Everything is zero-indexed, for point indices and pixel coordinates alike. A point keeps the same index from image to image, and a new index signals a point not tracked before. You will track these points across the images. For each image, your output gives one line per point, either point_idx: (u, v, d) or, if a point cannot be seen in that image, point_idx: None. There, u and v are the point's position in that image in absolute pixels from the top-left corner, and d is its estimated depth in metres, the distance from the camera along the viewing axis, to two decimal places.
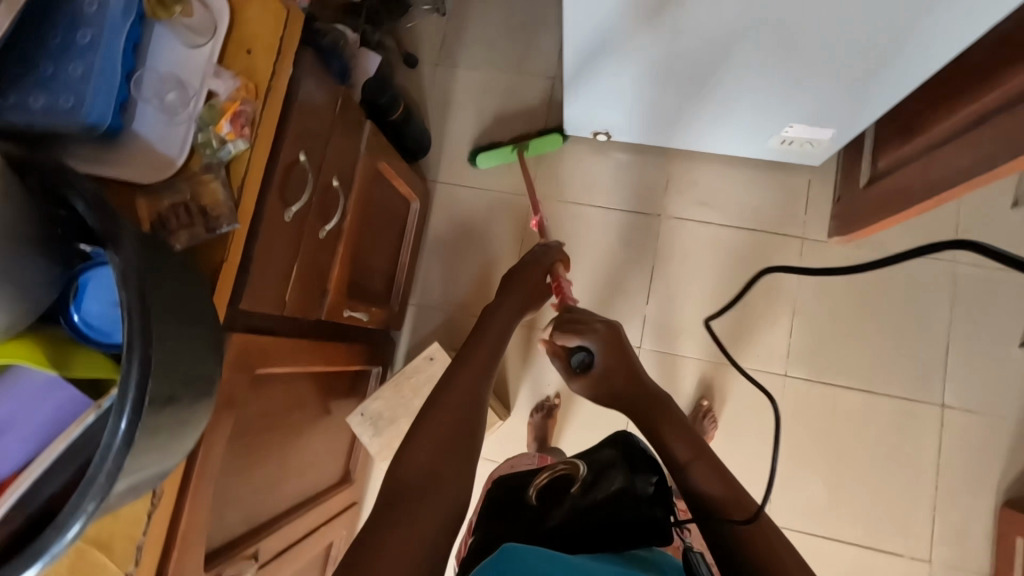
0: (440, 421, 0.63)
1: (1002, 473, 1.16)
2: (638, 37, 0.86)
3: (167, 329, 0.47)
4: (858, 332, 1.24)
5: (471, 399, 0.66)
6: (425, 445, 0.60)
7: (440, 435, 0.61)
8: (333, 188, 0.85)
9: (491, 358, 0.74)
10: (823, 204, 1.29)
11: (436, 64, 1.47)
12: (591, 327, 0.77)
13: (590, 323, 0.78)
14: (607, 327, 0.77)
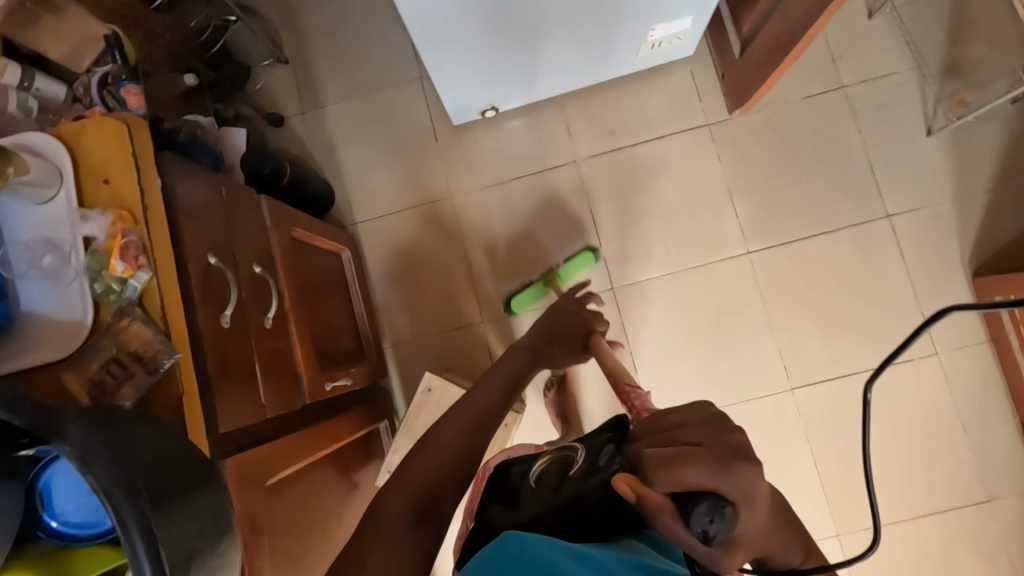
0: (432, 460, 0.62)
1: (960, 251, 1.24)
2: None
3: (159, 492, 0.44)
4: (791, 185, 1.29)
5: (467, 443, 0.65)
6: (410, 484, 0.59)
7: (430, 476, 0.60)
8: (258, 274, 0.82)
9: (507, 395, 0.76)
10: (713, 86, 1.33)
11: (302, 112, 1.42)
12: (726, 451, 0.41)
13: (719, 446, 0.41)
14: (733, 441, 0.42)
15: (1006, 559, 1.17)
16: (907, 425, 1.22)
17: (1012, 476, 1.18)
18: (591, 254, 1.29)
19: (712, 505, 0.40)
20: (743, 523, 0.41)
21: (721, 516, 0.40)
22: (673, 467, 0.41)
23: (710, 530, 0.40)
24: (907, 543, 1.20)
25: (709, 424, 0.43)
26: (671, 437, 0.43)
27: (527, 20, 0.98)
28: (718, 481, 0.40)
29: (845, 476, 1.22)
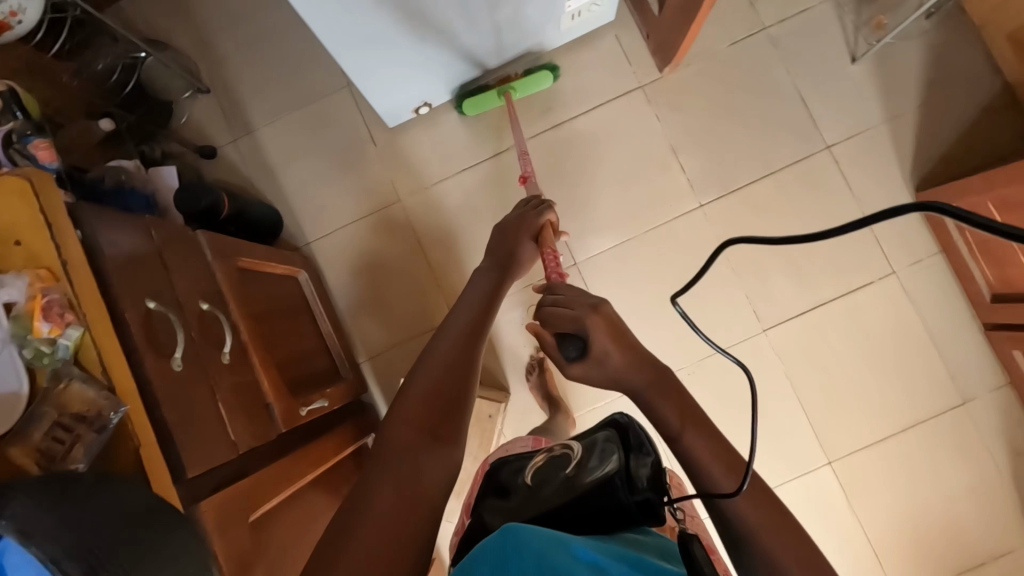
0: (427, 389, 0.60)
1: (900, 169, 1.27)
2: None
3: (109, 551, 0.47)
4: (731, 133, 1.31)
5: (460, 363, 0.63)
6: (411, 419, 0.57)
7: (427, 405, 0.58)
8: (207, 310, 0.80)
9: (485, 312, 0.73)
10: (640, 48, 1.33)
11: (233, 140, 1.38)
12: (584, 312, 0.63)
13: (580, 304, 0.64)
14: (597, 309, 0.63)
15: (986, 455, 1.22)
16: (877, 345, 1.25)
17: (981, 375, 1.23)
18: (546, 71, 1.26)
19: (573, 340, 0.62)
20: (595, 353, 0.61)
21: (576, 346, 0.62)
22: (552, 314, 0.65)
23: (570, 351, 0.63)
24: (895, 457, 1.24)
25: (589, 301, 0.65)
26: (561, 298, 0.66)
27: (435, 15, 0.98)
28: (577, 325, 0.63)
29: (828, 404, 1.25)
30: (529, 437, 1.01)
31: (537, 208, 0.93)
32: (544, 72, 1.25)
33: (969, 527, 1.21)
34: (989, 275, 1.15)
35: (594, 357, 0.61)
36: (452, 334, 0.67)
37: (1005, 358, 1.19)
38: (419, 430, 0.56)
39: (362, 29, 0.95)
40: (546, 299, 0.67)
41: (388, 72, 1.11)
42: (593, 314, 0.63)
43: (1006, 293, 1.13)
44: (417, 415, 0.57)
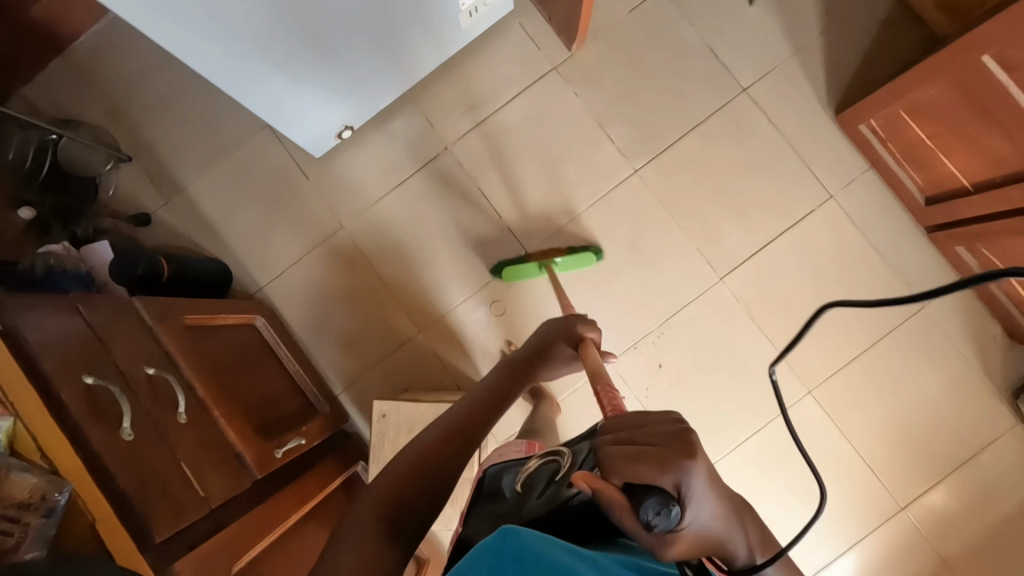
0: (423, 452, 0.61)
1: (818, 95, 1.30)
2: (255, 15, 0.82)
3: None
4: (649, 95, 1.32)
5: (461, 440, 0.63)
6: (400, 479, 0.58)
7: (420, 468, 0.59)
8: (154, 375, 0.78)
9: (500, 398, 0.73)
10: (547, 31, 1.35)
11: (166, 202, 1.37)
12: (674, 460, 0.45)
13: (662, 450, 0.47)
14: (688, 445, 0.46)
15: (955, 353, 1.25)
16: (831, 270, 1.28)
17: (935, 277, 1.26)
18: (591, 254, 1.26)
19: (660, 501, 0.44)
20: (687, 520, 0.45)
21: (668, 513, 0.44)
22: (629, 463, 0.46)
23: (655, 523, 0.44)
24: (870, 373, 1.26)
25: (665, 432, 0.48)
26: (622, 434, 0.50)
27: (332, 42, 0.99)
28: (659, 474, 0.45)
29: (797, 337, 1.28)
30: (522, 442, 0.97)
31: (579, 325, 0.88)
32: (587, 254, 1.25)
33: (954, 425, 1.24)
34: (918, 179, 1.19)
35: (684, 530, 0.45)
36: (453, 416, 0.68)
37: (952, 256, 1.22)
38: (402, 502, 0.56)
39: (258, 66, 0.93)
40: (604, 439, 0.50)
41: (300, 102, 1.10)
42: (688, 458, 0.46)
43: (937, 194, 1.17)
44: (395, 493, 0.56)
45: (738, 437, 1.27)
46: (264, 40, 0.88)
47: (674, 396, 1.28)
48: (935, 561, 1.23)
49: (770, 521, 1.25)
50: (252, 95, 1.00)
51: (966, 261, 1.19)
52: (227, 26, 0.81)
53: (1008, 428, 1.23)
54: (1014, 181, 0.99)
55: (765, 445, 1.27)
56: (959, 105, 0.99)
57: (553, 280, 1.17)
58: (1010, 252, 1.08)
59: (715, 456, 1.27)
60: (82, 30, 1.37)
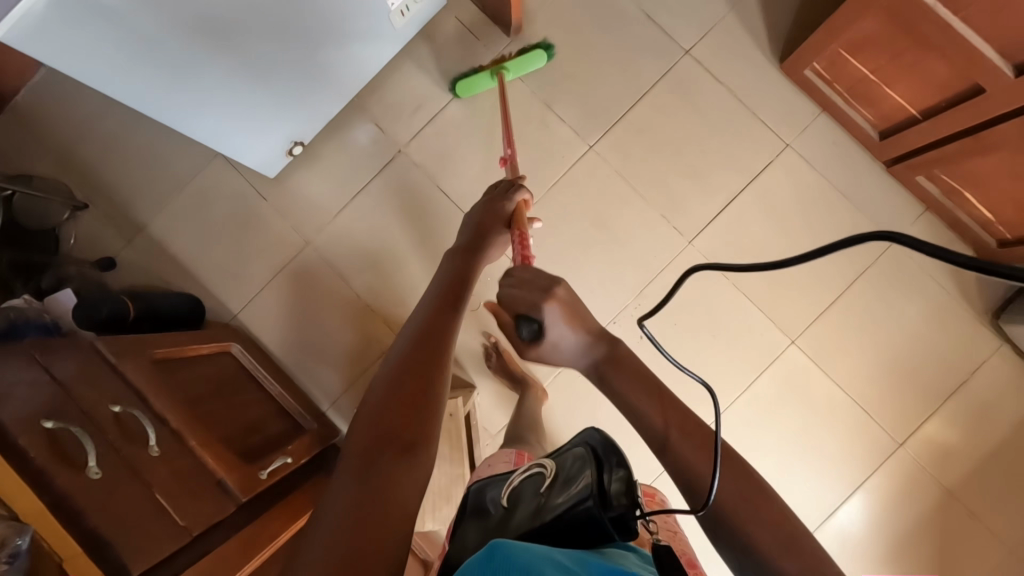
0: (392, 389, 0.59)
1: (762, 48, 1.29)
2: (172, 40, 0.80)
3: None
4: (593, 71, 1.32)
5: (430, 363, 0.62)
6: (376, 421, 0.56)
7: (394, 404, 0.57)
8: (120, 413, 0.77)
9: (453, 296, 0.73)
10: (483, 21, 1.34)
11: (128, 243, 1.37)
12: (540, 294, 0.63)
13: (536, 287, 0.64)
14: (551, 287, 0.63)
15: (932, 283, 1.25)
16: (797, 218, 1.28)
17: (900, 211, 1.26)
18: (541, 51, 1.27)
19: (529, 323, 0.62)
20: (552, 335, 0.63)
21: (532, 327, 0.63)
22: (517, 302, 0.63)
23: (525, 335, 0.63)
24: (850, 315, 1.26)
25: (544, 283, 0.64)
26: (519, 279, 0.65)
27: (261, 65, 0.98)
28: (533, 309, 0.63)
29: (773, 288, 1.27)
30: (512, 454, 1.00)
31: (508, 191, 0.90)
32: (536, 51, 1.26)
33: (940, 354, 1.24)
34: (869, 115, 1.18)
35: (549, 340, 0.64)
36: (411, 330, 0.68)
37: (914, 187, 1.22)
38: (383, 437, 0.54)
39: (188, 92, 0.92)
40: (503, 281, 0.65)
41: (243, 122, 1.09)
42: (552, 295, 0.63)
43: (890, 127, 1.17)
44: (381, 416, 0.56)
45: (729, 397, 1.27)
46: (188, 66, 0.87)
47: (658, 365, 1.28)
48: (939, 491, 1.23)
49: (772, 475, 1.25)
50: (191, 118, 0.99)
51: (928, 190, 1.19)
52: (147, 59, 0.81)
53: (993, 349, 1.23)
54: (959, 103, 0.99)
55: (757, 401, 1.27)
56: (893, 34, 0.99)
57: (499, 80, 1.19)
58: (967, 173, 1.08)
59: (707, 419, 1.27)
60: (21, 86, 1.36)
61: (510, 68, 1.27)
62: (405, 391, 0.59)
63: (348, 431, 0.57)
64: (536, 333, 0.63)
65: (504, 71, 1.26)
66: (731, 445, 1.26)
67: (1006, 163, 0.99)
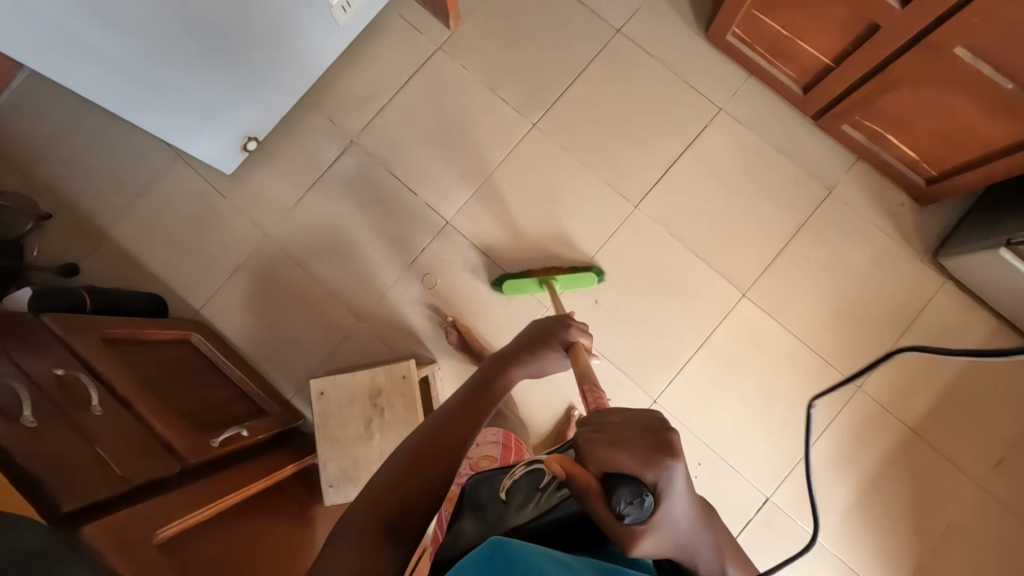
0: (395, 480, 0.59)
1: (687, 21, 1.37)
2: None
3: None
4: (532, 55, 1.39)
5: (434, 470, 0.61)
6: (378, 498, 0.58)
7: (394, 492, 0.58)
8: (64, 374, 0.79)
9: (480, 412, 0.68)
10: (425, 17, 1.41)
11: (91, 249, 1.38)
12: (651, 459, 0.48)
13: (646, 447, 0.49)
14: (664, 445, 0.49)
15: (870, 227, 1.30)
16: (737, 176, 1.33)
17: (833, 162, 1.31)
18: (591, 275, 1.27)
19: (634, 489, 0.46)
20: (661, 515, 0.48)
21: (641, 504, 0.46)
22: (611, 454, 0.49)
23: (628, 513, 0.46)
24: (796, 264, 1.30)
25: (648, 432, 0.51)
26: (606, 431, 0.51)
27: (199, 29, 1.03)
28: (635, 470, 0.48)
29: (720, 245, 1.31)
30: (501, 432, 1.04)
31: (572, 331, 0.79)
32: (587, 275, 1.25)
33: (888, 295, 1.27)
34: (790, 72, 1.25)
35: (659, 521, 0.48)
36: (432, 423, 0.66)
37: (842, 137, 1.28)
38: (374, 521, 0.56)
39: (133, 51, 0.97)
40: (584, 427, 0.53)
41: (192, 94, 1.14)
42: (672, 458, 0.49)
43: (810, 81, 1.23)
44: (381, 500, 0.57)
45: (687, 352, 1.29)
46: (124, 12, 0.91)
47: (617, 329, 1.30)
48: (903, 429, 1.24)
49: (737, 428, 1.26)
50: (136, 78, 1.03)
51: (854, 137, 1.25)
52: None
53: (938, 286, 1.27)
54: (860, 44, 1.06)
55: (715, 355, 1.28)
56: None
57: (552, 293, 1.18)
58: (883, 113, 1.14)
59: (669, 376, 1.28)
60: None
61: (560, 280, 1.27)
62: (405, 484, 0.59)
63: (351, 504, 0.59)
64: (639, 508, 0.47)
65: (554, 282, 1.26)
66: (694, 399, 1.27)
67: (913, 97, 1.05)
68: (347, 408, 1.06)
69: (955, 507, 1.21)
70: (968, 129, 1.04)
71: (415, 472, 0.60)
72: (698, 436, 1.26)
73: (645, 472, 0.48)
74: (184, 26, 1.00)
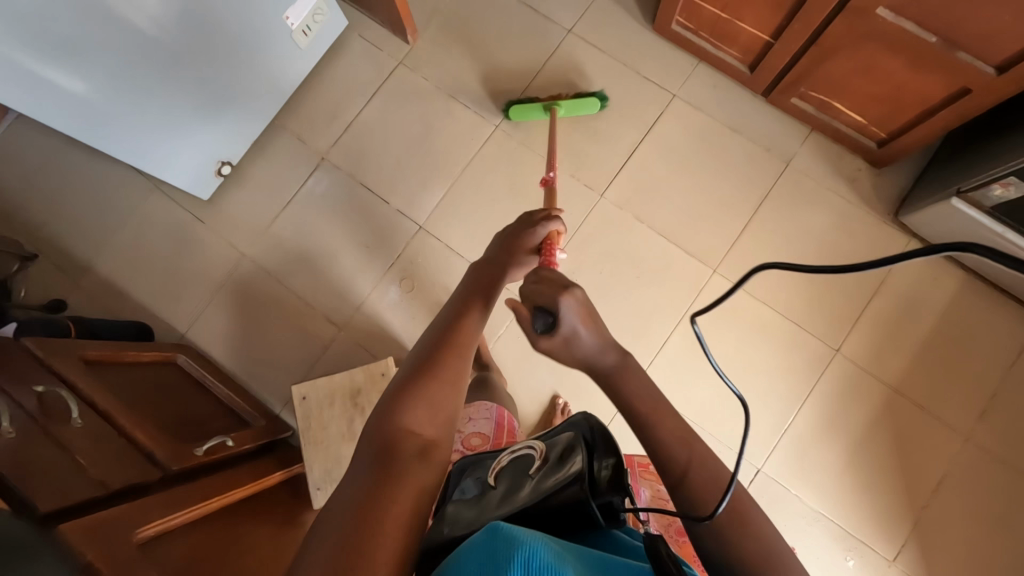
0: (411, 402, 0.60)
1: (635, 16, 1.43)
2: (68, 32, 0.92)
3: None
4: (489, 60, 1.44)
5: (449, 385, 0.63)
6: (396, 419, 0.59)
7: (415, 410, 0.60)
8: (43, 392, 0.80)
9: (474, 322, 0.70)
10: (384, 35, 1.47)
11: (76, 284, 1.41)
12: (556, 291, 0.62)
13: (559, 284, 0.64)
14: (567, 286, 0.63)
15: (830, 194, 1.33)
16: (698, 156, 1.37)
17: (788, 135, 1.35)
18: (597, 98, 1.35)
19: (542, 316, 0.62)
20: (565, 331, 0.62)
21: (546, 321, 0.62)
22: (535, 293, 0.64)
23: (539, 328, 0.62)
24: (762, 235, 1.33)
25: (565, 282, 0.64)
26: (542, 279, 0.65)
27: (161, 58, 1.08)
28: (550, 301, 0.62)
29: (687, 224, 1.34)
30: (494, 406, 1.02)
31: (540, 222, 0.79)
32: (590, 100, 1.33)
33: (856, 257, 1.30)
34: (735, 53, 1.30)
35: (562, 335, 0.62)
36: (431, 341, 0.67)
37: (794, 110, 1.32)
38: (390, 444, 0.56)
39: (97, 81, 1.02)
40: (528, 278, 0.67)
41: (161, 122, 1.19)
42: (573, 297, 0.62)
43: (754, 59, 1.28)
44: (400, 417, 0.59)
45: (664, 331, 1.31)
46: (91, 47, 0.97)
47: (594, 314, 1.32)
48: (884, 388, 1.25)
49: (719, 401, 1.28)
50: (106, 109, 1.08)
51: (804, 109, 1.29)
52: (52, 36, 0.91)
53: (903, 244, 1.29)
54: (791, 18, 1.11)
55: (692, 332, 1.30)
56: None
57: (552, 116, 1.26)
58: (825, 82, 1.18)
59: (649, 356, 1.30)
60: None
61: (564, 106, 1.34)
62: (422, 400, 0.61)
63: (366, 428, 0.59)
64: (548, 327, 0.62)
65: (558, 107, 1.33)
66: (675, 376, 1.29)
67: (851, 62, 1.09)
68: (329, 409, 1.14)
69: (945, 462, 1.21)
70: (904, 88, 1.08)
71: (428, 387, 0.62)
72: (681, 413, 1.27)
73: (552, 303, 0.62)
74: (146, 55, 1.05)
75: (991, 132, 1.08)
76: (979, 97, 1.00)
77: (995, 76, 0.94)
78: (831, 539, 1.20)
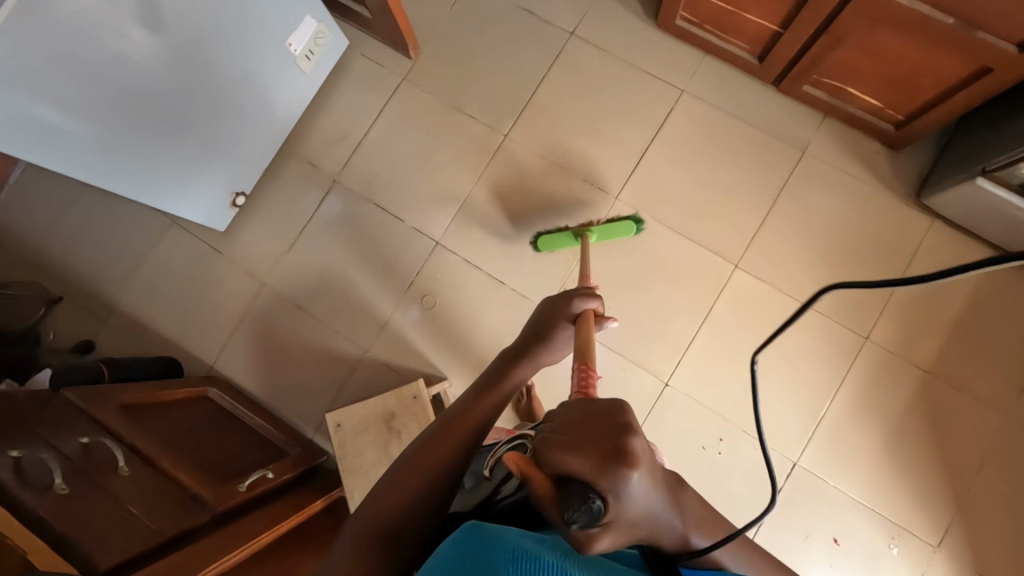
0: (413, 476, 0.61)
1: (636, 13, 1.41)
2: (76, 83, 0.91)
3: None
4: (493, 70, 1.43)
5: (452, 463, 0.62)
6: (394, 494, 0.60)
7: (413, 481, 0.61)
8: (88, 442, 0.82)
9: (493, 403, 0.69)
10: (385, 51, 1.47)
11: (102, 324, 1.43)
12: (606, 458, 0.42)
13: (600, 444, 0.43)
14: (625, 446, 0.43)
15: (849, 179, 1.31)
16: (710, 150, 1.35)
17: (801, 122, 1.34)
18: (632, 222, 1.28)
19: (584, 500, 0.40)
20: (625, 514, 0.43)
21: (590, 510, 0.40)
22: (561, 454, 0.43)
23: (575, 519, 0.40)
24: (782, 227, 1.31)
25: (611, 432, 0.45)
26: (568, 428, 0.46)
27: (166, 96, 1.08)
28: (591, 478, 0.41)
29: (705, 219, 1.33)
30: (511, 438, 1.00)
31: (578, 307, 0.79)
32: (624, 223, 1.26)
33: (879, 241, 1.28)
34: (742, 44, 1.28)
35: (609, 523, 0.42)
36: (446, 417, 0.67)
37: (806, 97, 1.30)
38: (385, 520, 0.58)
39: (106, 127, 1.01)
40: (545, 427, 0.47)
41: (172, 161, 1.19)
42: (627, 463, 0.42)
43: (762, 49, 1.27)
44: (395, 492, 0.60)
45: (689, 331, 1.30)
46: (105, 98, 0.97)
47: (617, 318, 1.32)
48: (917, 372, 1.23)
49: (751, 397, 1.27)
50: (118, 155, 1.07)
51: (817, 95, 1.27)
52: (59, 90, 0.90)
53: (927, 225, 1.28)
54: (800, 6, 1.08)
55: (718, 329, 1.30)
56: None
57: (585, 246, 1.19)
58: (835, 68, 1.17)
59: (676, 357, 1.30)
60: None
61: (595, 231, 1.28)
62: (420, 477, 0.61)
63: (368, 495, 0.62)
64: (589, 518, 0.40)
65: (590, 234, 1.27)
66: (704, 374, 1.29)
67: (860, 47, 1.07)
68: (363, 435, 1.15)
69: (984, 443, 1.20)
70: (919, 70, 1.06)
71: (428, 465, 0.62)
72: (713, 411, 1.27)
73: (596, 486, 0.41)
74: (152, 97, 1.05)
75: (1014, 109, 1.06)
76: (1000, 75, 0.98)
77: (1017, 54, 0.92)
78: (874, 527, 1.19)
